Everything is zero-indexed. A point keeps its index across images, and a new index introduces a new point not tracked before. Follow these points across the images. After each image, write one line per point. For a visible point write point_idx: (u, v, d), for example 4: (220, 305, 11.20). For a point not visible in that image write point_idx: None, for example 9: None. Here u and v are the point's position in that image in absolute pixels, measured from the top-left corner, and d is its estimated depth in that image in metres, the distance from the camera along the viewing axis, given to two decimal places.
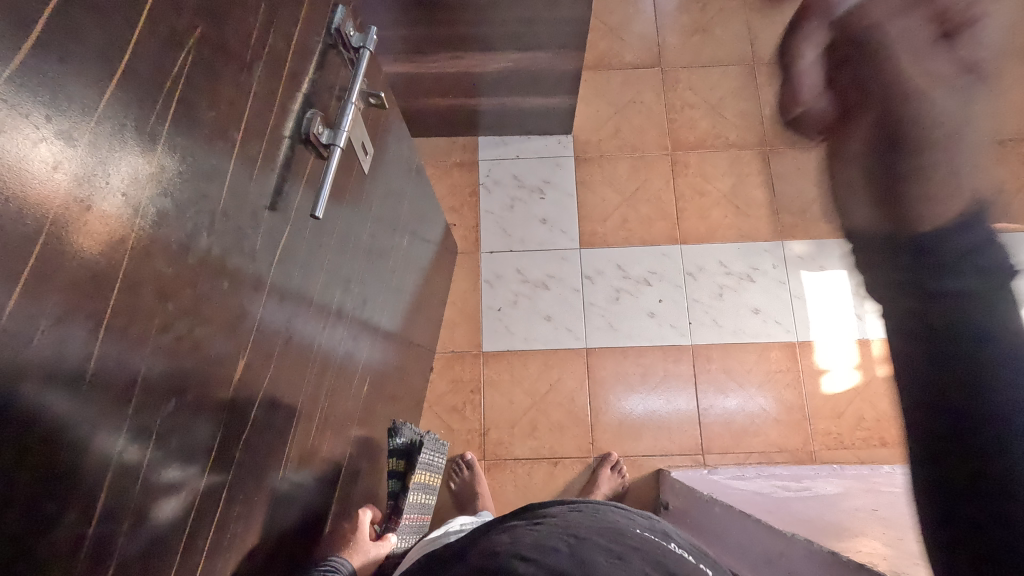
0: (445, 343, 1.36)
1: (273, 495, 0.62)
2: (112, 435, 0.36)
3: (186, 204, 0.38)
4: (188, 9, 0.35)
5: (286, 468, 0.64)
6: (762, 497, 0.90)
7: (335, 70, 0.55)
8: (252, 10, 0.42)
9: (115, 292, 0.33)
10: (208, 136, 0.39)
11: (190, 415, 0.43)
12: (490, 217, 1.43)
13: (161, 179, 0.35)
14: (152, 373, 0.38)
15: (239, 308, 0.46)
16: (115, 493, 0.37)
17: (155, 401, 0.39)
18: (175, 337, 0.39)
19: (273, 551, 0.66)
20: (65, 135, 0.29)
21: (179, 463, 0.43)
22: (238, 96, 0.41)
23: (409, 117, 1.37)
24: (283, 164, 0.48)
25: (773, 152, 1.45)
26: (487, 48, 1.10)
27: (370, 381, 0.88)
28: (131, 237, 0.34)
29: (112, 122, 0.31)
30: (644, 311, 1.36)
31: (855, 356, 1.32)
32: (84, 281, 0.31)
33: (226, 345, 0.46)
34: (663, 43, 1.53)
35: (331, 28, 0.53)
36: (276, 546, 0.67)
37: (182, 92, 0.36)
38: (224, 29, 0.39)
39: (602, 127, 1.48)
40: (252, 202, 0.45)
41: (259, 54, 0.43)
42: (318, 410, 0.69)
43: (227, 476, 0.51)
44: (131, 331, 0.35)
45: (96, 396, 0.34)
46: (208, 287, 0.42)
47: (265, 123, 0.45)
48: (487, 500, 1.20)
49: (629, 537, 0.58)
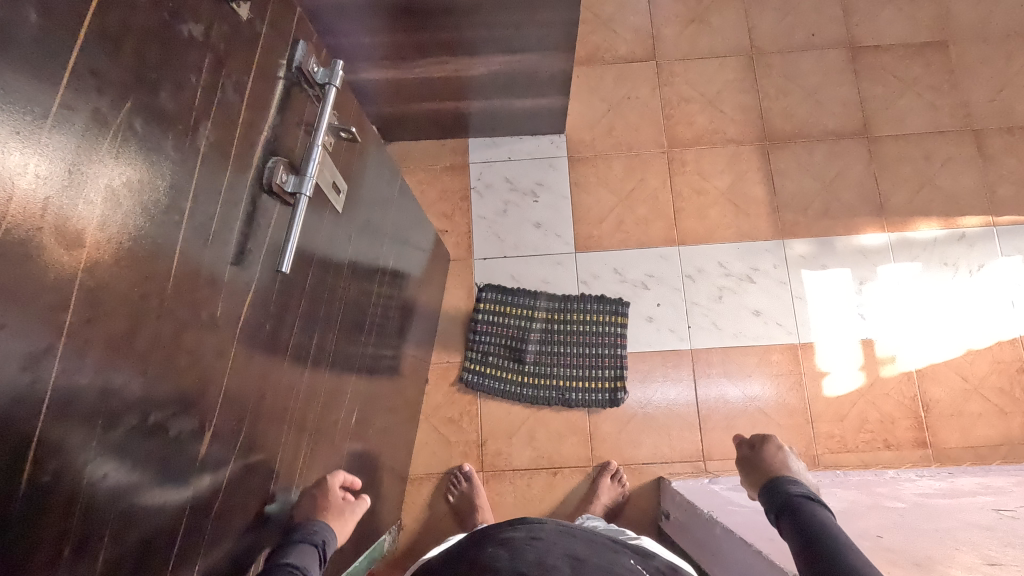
0: (441, 353, 1.33)
1: (261, 522, 0.60)
2: (83, 477, 0.33)
3: (137, 270, 0.34)
4: (114, 82, 0.32)
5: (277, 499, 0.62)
6: (764, 516, 0.88)
7: (300, 108, 0.51)
8: (193, 68, 0.38)
9: (57, 361, 0.30)
10: (153, 213, 0.35)
11: (157, 497, 0.40)
12: (482, 222, 1.39)
13: (97, 270, 0.32)
14: (101, 474, 0.35)
15: (201, 377, 0.42)
16: (80, 560, 0.34)
17: (109, 499, 0.35)
18: (126, 431, 0.36)
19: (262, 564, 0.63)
20: None
21: (156, 513, 0.40)
22: (185, 164, 0.37)
23: (396, 122, 1.32)
24: (244, 221, 0.45)
25: (774, 147, 1.40)
26: (472, 53, 1.05)
27: (361, 408, 0.85)
28: (61, 337, 0.30)
29: (32, 210, 0.28)
30: (642, 316, 1.33)
31: (858, 358, 1.29)
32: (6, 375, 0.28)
33: (191, 419, 0.42)
34: (658, 34, 1.47)
35: (291, 66, 0.49)
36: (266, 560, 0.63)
37: (121, 161, 0.32)
38: (160, 95, 0.35)
39: (595, 125, 1.43)
40: (210, 268, 0.41)
41: (206, 112, 0.39)
42: (302, 446, 0.66)
43: (213, 511, 0.48)
44: (73, 426, 0.32)
45: (70, 417, 0.32)
46: (161, 365, 0.38)
47: (221, 184, 0.41)
48: (487, 513, 1.18)
49: (623, 562, 0.60)
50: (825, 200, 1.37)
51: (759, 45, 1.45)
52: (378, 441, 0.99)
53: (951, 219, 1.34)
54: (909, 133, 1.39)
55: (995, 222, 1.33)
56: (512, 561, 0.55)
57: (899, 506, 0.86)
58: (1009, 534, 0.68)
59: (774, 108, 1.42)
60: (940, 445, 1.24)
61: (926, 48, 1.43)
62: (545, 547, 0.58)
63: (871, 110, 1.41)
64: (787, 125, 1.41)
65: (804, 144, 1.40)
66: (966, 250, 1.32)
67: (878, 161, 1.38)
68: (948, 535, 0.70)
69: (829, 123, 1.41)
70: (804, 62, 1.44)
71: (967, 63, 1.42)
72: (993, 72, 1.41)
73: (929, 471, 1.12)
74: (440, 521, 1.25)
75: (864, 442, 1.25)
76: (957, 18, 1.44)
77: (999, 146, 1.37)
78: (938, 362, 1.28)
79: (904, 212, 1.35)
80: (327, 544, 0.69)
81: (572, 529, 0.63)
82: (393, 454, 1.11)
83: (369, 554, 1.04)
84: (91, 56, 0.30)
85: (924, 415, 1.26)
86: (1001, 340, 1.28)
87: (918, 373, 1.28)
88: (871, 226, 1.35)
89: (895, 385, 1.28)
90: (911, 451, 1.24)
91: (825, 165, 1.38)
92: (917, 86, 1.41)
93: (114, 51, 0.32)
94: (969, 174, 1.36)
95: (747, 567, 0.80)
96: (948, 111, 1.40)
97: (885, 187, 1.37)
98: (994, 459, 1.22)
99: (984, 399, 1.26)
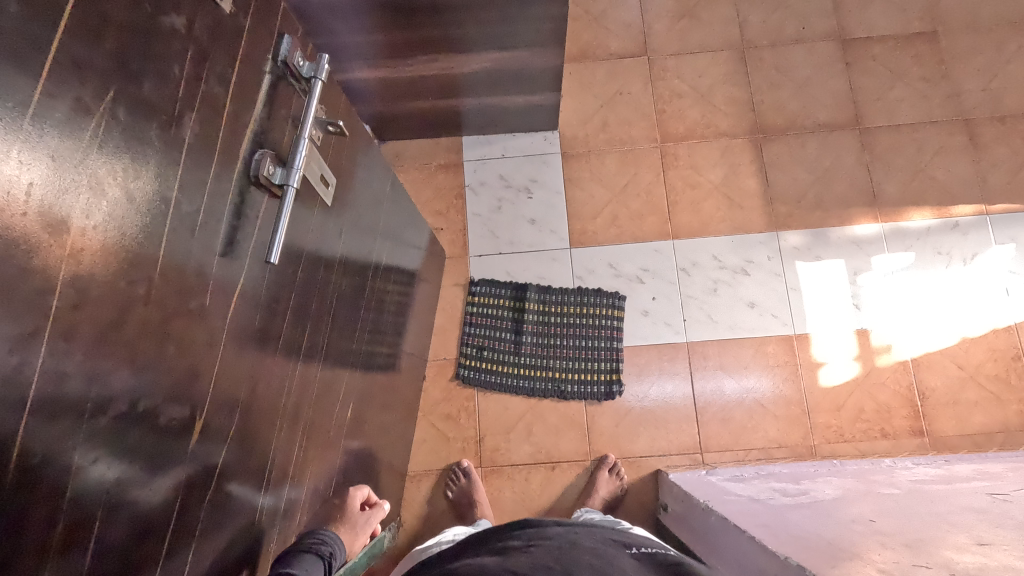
0: (438, 350, 1.34)
1: (257, 516, 0.60)
2: (70, 461, 0.34)
3: (122, 257, 0.35)
4: (95, 73, 0.32)
5: (271, 495, 0.62)
6: (759, 505, 0.89)
7: (287, 101, 0.52)
8: (177, 59, 0.38)
9: (45, 344, 0.31)
10: (139, 202, 0.36)
11: (148, 484, 0.41)
12: (477, 219, 1.40)
13: (82, 257, 0.32)
14: (91, 459, 0.35)
15: (190, 367, 0.43)
16: (68, 544, 0.35)
17: (98, 484, 0.36)
18: (115, 418, 0.36)
19: (257, 561, 0.63)
20: None
21: (144, 501, 0.41)
22: (171, 153, 0.38)
23: (389, 121, 1.33)
24: (233, 212, 0.45)
25: (766, 140, 1.41)
26: (462, 50, 1.05)
27: (358, 402, 0.86)
28: (48, 321, 0.31)
29: (14, 199, 0.28)
30: (637, 310, 1.34)
31: (853, 347, 1.30)
32: None
33: (181, 408, 0.43)
34: (649, 30, 1.48)
35: (277, 60, 0.50)
36: (262, 556, 0.64)
37: (103, 149, 0.33)
38: (143, 86, 0.36)
39: (588, 121, 1.44)
40: (197, 259, 0.42)
41: (190, 104, 0.40)
42: (297, 441, 0.66)
43: (205, 501, 0.49)
44: (59, 413, 0.33)
45: (57, 403, 0.32)
46: (149, 354, 0.39)
47: (207, 176, 0.42)
48: (485, 508, 1.19)
49: (612, 536, 0.61)
50: (819, 191, 1.37)
51: (750, 39, 1.46)
52: (376, 437, 0.99)
53: (944, 208, 1.34)
54: (901, 123, 1.39)
55: (988, 210, 1.33)
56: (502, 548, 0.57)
57: (893, 493, 0.86)
58: (1001, 515, 0.68)
59: (765, 101, 1.43)
60: (937, 433, 1.24)
61: (916, 38, 1.44)
62: (535, 535, 0.59)
63: (863, 101, 1.41)
64: (779, 117, 1.42)
65: (797, 136, 1.40)
66: (959, 239, 1.32)
67: (871, 152, 1.39)
68: (941, 519, 0.70)
69: (821, 114, 1.41)
70: (795, 55, 1.45)
71: (959, 53, 1.42)
72: (984, 61, 1.41)
73: (926, 459, 1.12)
74: (439, 517, 1.25)
75: (861, 432, 1.25)
76: (947, 8, 1.45)
77: (990, 135, 1.37)
78: (933, 350, 1.29)
79: (897, 202, 1.35)
80: (333, 559, 0.74)
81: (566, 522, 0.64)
82: (391, 450, 1.11)
83: (369, 551, 1.04)
84: (72, 46, 0.31)
85: (920, 403, 1.26)
86: (997, 328, 1.29)
87: (913, 362, 1.28)
88: (865, 216, 1.35)
89: (891, 374, 1.28)
90: (908, 440, 1.24)
91: (817, 157, 1.39)
92: (908, 77, 1.42)
93: (95, 42, 0.32)
94: (961, 163, 1.36)
95: (741, 554, 0.80)
96: (940, 101, 1.40)
97: (878, 177, 1.37)
98: (991, 446, 1.22)
99: (980, 386, 1.26)
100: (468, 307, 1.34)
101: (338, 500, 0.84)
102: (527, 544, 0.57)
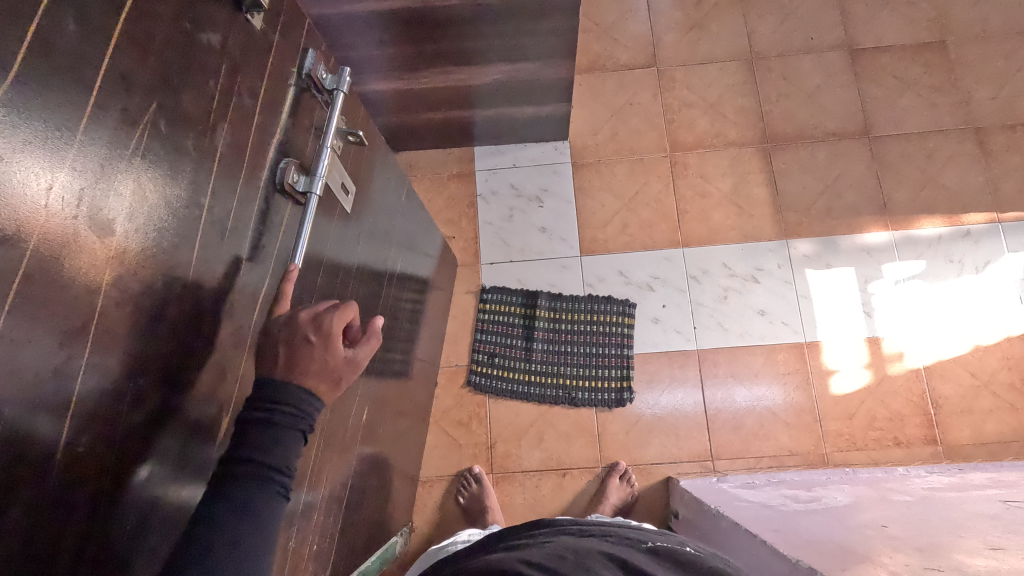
0: (449, 357, 1.35)
1: None
2: (109, 454, 0.36)
3: (158, 260, 0.37)
4: (140, 87, 0.34)
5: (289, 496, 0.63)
6: (770, 511, 0.89)
7: (310, 113, 0.54)
8: (213, 72, 0.41)
9: (91, 341, 0.33)
10: (175, 208, 0.38)
11: (175, 480, 0.42)
12: (488, 227, 1.42)
13: (124, 260, 0.34)
14: (127, 452, 0.37)
15: (218, 367, 0.45)
16: (104, 534, 0.36)
17: (132, 478, 0.38)
18: (149, 413, 0.38)
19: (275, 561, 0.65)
20: (8, 238, 0.28)
21: (173, 495, 0.42)
22: (205, 160, 0.40)
23: (403, 131, 1.36)
24: (259, 217, 0.47)
25: (775, 149, 1.42)
26: (476, 63, 1.08)
27: (373, 405, 0.87)
28: (94, 319, 0.33)
29: (61, 207, 0.30)
30: (648, 317, 1.35)
31: (864, 355, 1.29)
32: (44, 353, 0.30)
33: (209, 406, 0.45)
34: (658, 41, 1.50)
35: (302, 73, 0.52)
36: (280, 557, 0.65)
37: (145, 156, 0.35)
38: (181, 99, 0.38)
39: (599, 131, 1.46)
40: (226, 263, 0.44)
41: (223, 115, 0.42)
42: (315, 443, 0.68)
43: None
44: (99, 404, 0.34)
45: (97, 395, 0.34)
46: (182, 353, 0.40)
47: (236, 183, 0.44)
48: (496, 514, 1.20)
49: (625, 529, 0.62)
50: (827, 200, 1.38)
51: (759, 49, 1.48)
52: (389, 442, 1.01)
53: (955, 216, 1.34)
54: (910, 132, 1.40)
55: (1000, 219, 1.33)
56: (520, 546, 0.58)
57: (906, 499, 0.86)
58: (1014, 522, 0.67)
59: (775, 111, 1.44)
60: (951, 443, 1.23)
61: (926, 48, 1.45)
62: (552, 534, 0.60)
63: (872, 110, 1.42)
64: (787, 127, 1.43)
65: (805, 145, 1.41)
66: (971, 247, 1.32)
67: (880, 160, 1.39)
68: (955, 524, 0.70)
69: (829, 123, 1.42)
70: (804, 64, 1.46)
71: (967, 62, 1.43)
72: (994, 71, 1.42)
73: (940, 467, 1.12)
74: (450, 523, 1.26)
75: (873, 440, 1.25)
76: (955, 18, 1.46)
77: (1001, 143, 1.38)
78: (945, 358, 1.28)
79: (908, 210, 1.36)
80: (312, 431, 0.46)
81: (582, 522, 0.65)
82: (404, 454, 1.13)
83: (381, 555, 1.05)
84: (120, 63, 0.33)
85: (933, 412, 1.26)
86: (1010, 336, 1.28)
87: (926, 370, 1.28)
88: (875, 224, 1.36)
89: (903, 382, 1.28)
90: (921, 448, 1.24)
91: (827, 166, 1.40)
92: (917, 86, 1.42)
93: (140, 57, 0.34)
94: (973, 171, 1.36)
95: (752, 558, 0.80)
96: (949, 110, 1.41)
97: (888, 186, 1.37)
98: (1007, 455, 1.21)
99: (994, 395, 1.25)
100: (480, 314, 1.36)
101: (351, 503, 0.85)
102: (541, 540, 0.59)
